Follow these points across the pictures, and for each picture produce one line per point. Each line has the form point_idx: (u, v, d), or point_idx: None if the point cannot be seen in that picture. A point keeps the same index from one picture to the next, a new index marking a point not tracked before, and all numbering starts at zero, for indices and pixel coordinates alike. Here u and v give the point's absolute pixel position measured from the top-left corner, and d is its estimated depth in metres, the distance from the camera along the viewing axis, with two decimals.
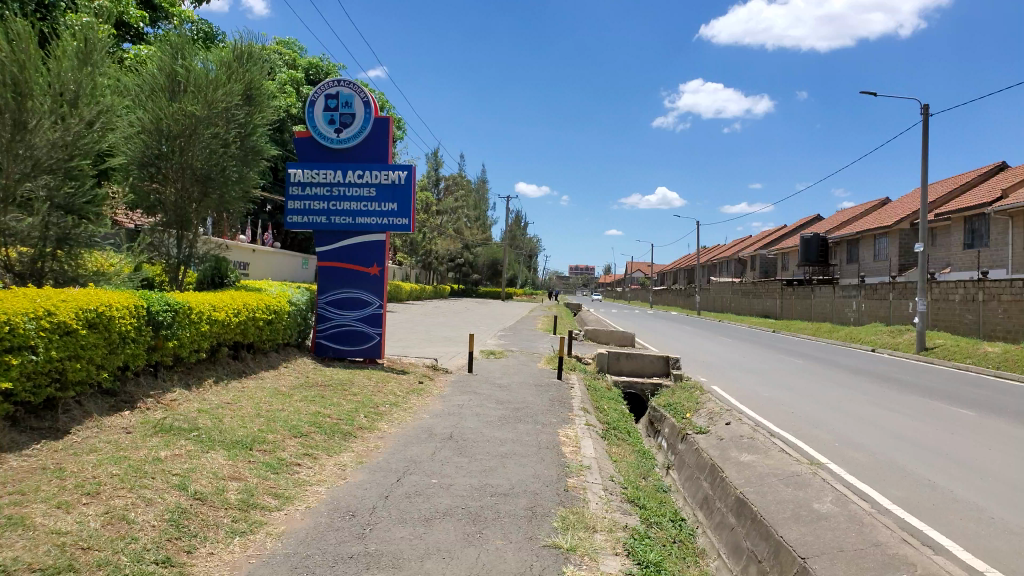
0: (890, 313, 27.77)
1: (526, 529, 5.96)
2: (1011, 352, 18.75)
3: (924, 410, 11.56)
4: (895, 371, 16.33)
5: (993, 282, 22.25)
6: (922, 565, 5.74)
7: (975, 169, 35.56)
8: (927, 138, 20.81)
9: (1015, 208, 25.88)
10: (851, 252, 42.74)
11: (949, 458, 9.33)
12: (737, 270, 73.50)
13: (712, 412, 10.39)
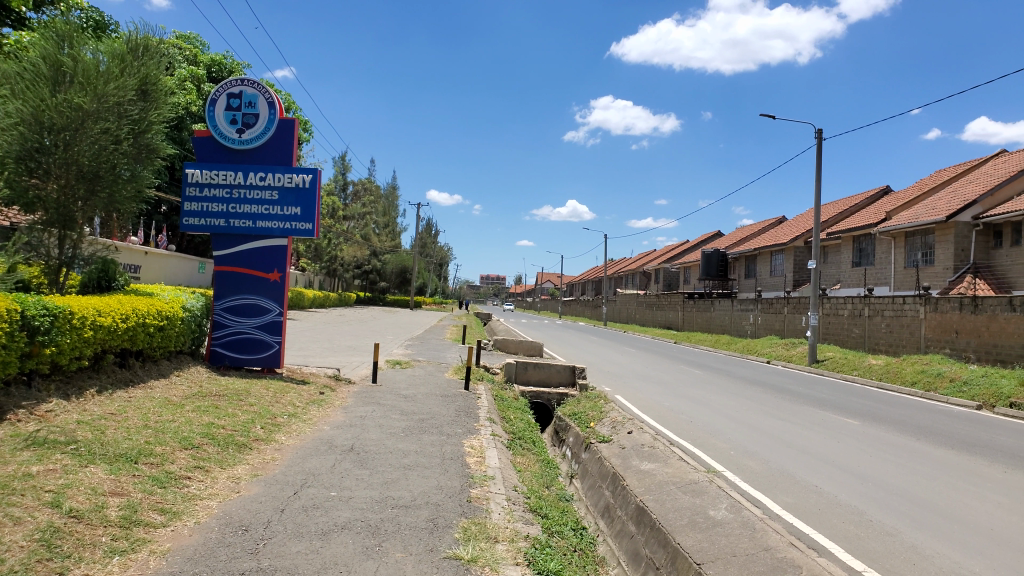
0: (784, 326, 29.09)
1: (427, 541, 5.88)
2: (893, 365, 19.94)
3: (812, 419, 12.13)
4: (787, 381, 17.11)
5: (877, 298, 23.63)
6: (808, 568, 6.00)
7: (863, 193, 37.80)
8: (820, 161, 21.96)
9: (899, 229, 27.63)
10: (749, 267, 44.58)
11: (834, 464, 9.81)
12: (642, 282, 75.45)
13: (615, 421, 10.58)
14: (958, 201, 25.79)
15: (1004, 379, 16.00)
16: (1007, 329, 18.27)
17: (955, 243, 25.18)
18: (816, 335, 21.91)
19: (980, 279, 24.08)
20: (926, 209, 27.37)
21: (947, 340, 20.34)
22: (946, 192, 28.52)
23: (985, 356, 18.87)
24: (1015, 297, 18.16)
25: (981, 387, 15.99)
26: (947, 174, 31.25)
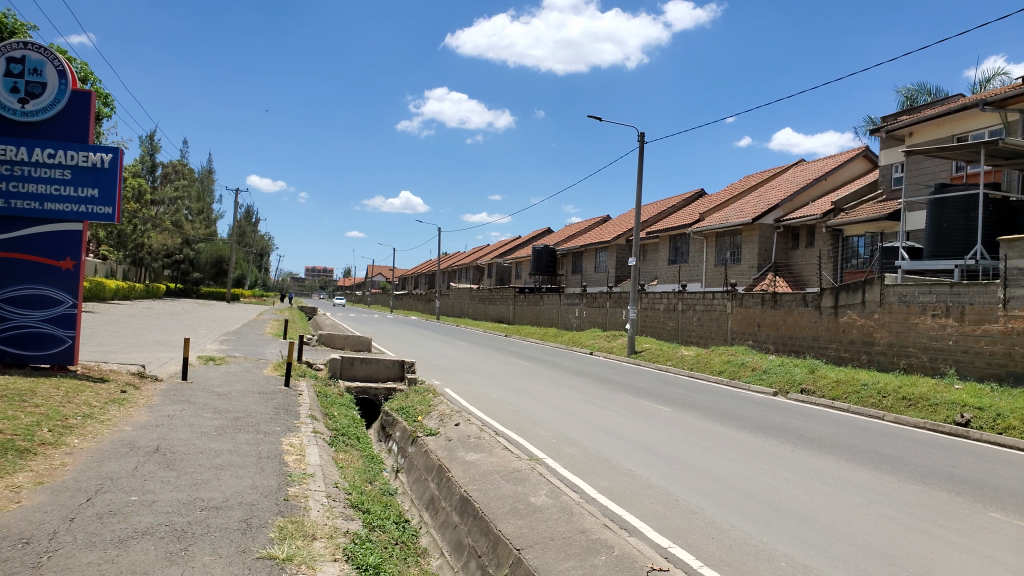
0: (607, 319, 30.58)
1: (238, 543, 5.63)
2: (702, 355, 21.55)
3: (629, 407, 12.86)
4: (607, 371, 18.01)
5: (690, 294, 25.40)
6: (618, 547, 6.36)
7: (679, 195, 40.49)
8: (640, 163, 23.20)
9: (713, 229, 29.84)
10: (576, 263, 46.42)
11: (646, 448, 10.45)
12: (473, 277, 76.57)
13: (443, 415, 10.67)
14: (761, 205, 28.31)
15: (797, 367, 17.79)
16: (800, 322, 20.29)
17: (759, 244, 27.63)
18: (634, 328, 23.19)
19: (780, 277, 26.59)
20: (734, 212, 29.81)
21: (750, 332, 22.29)
22: (752, 196, 31.22)
23: (782, 346, 20.90)
24: (807, 293, 20.20)
25: (778, 374, 17.69)
26: (753, 180, 34.22)
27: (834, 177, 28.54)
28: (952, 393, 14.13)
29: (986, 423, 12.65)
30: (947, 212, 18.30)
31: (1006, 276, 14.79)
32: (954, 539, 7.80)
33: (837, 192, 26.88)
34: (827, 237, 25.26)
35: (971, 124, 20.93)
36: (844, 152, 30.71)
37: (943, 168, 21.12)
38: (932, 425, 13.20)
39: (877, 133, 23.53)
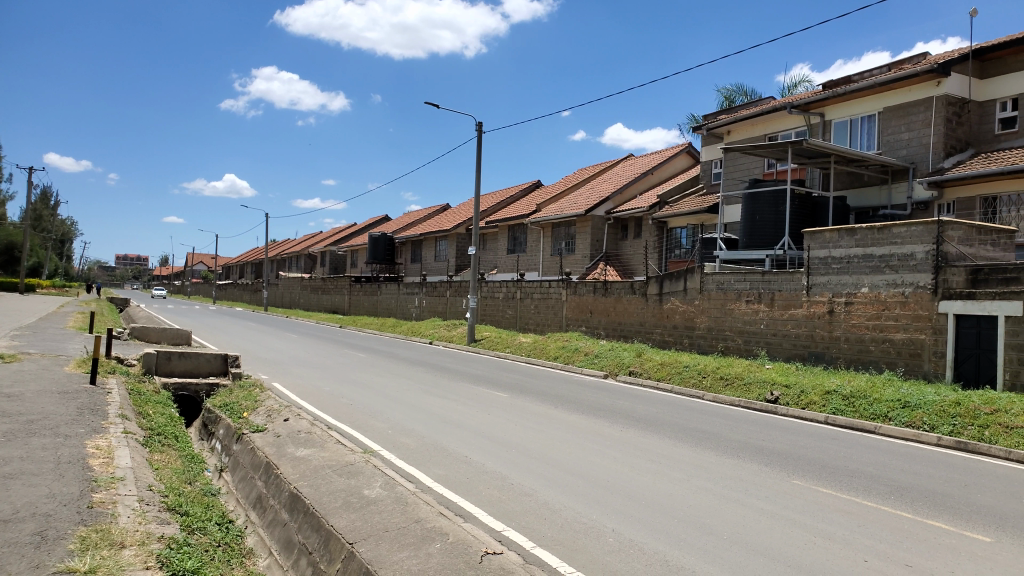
0: (446, 308, 30.71)
1: (30, 558, 5.08)
2: (537, 342, 22.13)
3: (466, 395, 12.93)
4: (445, 360, 18.06)
5: (526, 283, 26.02)
6: (453, 534, 6.39)
7: (517, 185, 41.35)
8: (478, 152, 23.37)
9: (549, 219, 30.73)
10: (414, 253, 46.23)
11: (483, 435, 10.56)
12: (308, 265, 74.28)
13: (270, 411, 10.23)
14: (594, 197, 29.46)
15: (625, 351, 18.71)
16: (629, 309, 21.33)
17: (591, 234, 28.74)
18: (473, 317, 23.42)
19: (611, 267, 27.90)
20: (569, 203, 30.85)
21: (583, 319, 23.16)
22: (586, 188, 32.44)
23: (612, 332, 21.90)
24: (634, 281, 21.25)
25: (609, 358, 18.51)
26: (587, 172, 35.55)
27: (660, 172, 30.24)
28: (762, 372, 15.45)
29: (792, 399, 13.93)
30: (759, 206, 19.87)
31: (809, 265, 16.32)
32: (762, 506, 8.51)
33: (663, 186, 28.53)
34: (653, 228, 26.74)
35: (781, 125, 22.91)
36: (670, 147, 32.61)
37: (756, 166, 22.99)
38: (746, 402, 14.34)
39: (699, 131, 25.13)
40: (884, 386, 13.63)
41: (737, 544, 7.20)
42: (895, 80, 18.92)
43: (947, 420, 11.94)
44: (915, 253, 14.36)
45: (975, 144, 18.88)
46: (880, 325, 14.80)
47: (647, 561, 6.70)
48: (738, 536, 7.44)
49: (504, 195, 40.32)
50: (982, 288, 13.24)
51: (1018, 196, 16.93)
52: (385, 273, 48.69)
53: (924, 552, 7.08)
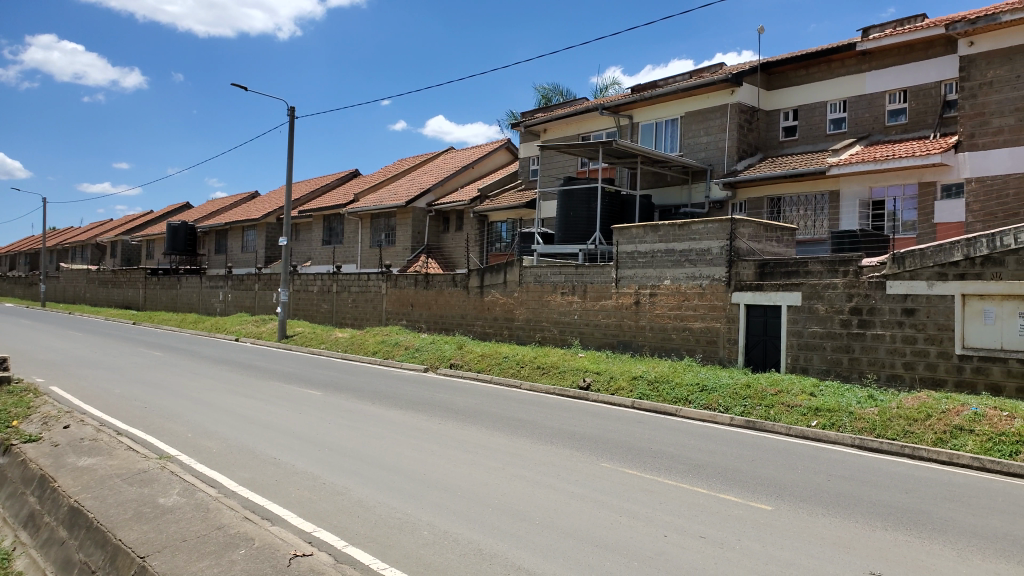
0: (255, 302, 29.36)
1: None
2: (354, 337, 21.72)
3: (277, 394, 12.39)
4: (253, 357, 17.21)
5: (344, 275, 25.42)
6: (259, 539, 6.10)
7: (332, 175, 40.32)
8: (291, 139, 22.50)
9: (367, 210, 30.25)
10: (220, 243, 43.79)
11: (294, 435, 10.16)
12: (97, 255, 67.89)
13: (46, 419, 9.22)
14: (414, 189, 29.31)
15: (445, 345, 18.83)
16: (448, 302, 21.49)
17: (412, 226, 28.64)
18: (285, 311, 22.56)
19: (431, 260, 28.06)
20: (387, 194, 30.57)
21: (403, 312, 23.04)
22: (406, 180, 32.17)
23: (432, 325, 21.99)
24: (453, 274, 21.43)
25: (428, 352, 18.53)
26: (406, 164, 35.32)
27: (480, 166, 30.66)
28: (576, 361, 16.12)
29: (602, 385, 14.66)
30: (573, 202, 20.70)
31: (618, 259, 17.22)
32: (573, 490, 8.88)
33: (482, 180, 28.98)
34: (473, 221, 27.14)
35: (593, 125, 23.98)
36: (488, 142, 33.16)
37: (571, 163, 23.95)
38: (560, 390, 14.91)
39: (517, 127, 25.71)
40: (684, 371, 14.74)
41: (548, 528, 7.45)
42: (695, 87, 20.40)
43: (738, 401, 13.09)
44: (711, 248, 15.56)
45: (762, 149, 20.86)
46: (681, 315, 15.95)
47: (461, 551, 6.74)
48: (549, 520, 7.69)
49: (319, 183, 39.15)
50: (768, 280, 14.68)
51: (798, 198, 19.10)
52: (185, 265, 45.68)
53: (716, 523, 7.70)
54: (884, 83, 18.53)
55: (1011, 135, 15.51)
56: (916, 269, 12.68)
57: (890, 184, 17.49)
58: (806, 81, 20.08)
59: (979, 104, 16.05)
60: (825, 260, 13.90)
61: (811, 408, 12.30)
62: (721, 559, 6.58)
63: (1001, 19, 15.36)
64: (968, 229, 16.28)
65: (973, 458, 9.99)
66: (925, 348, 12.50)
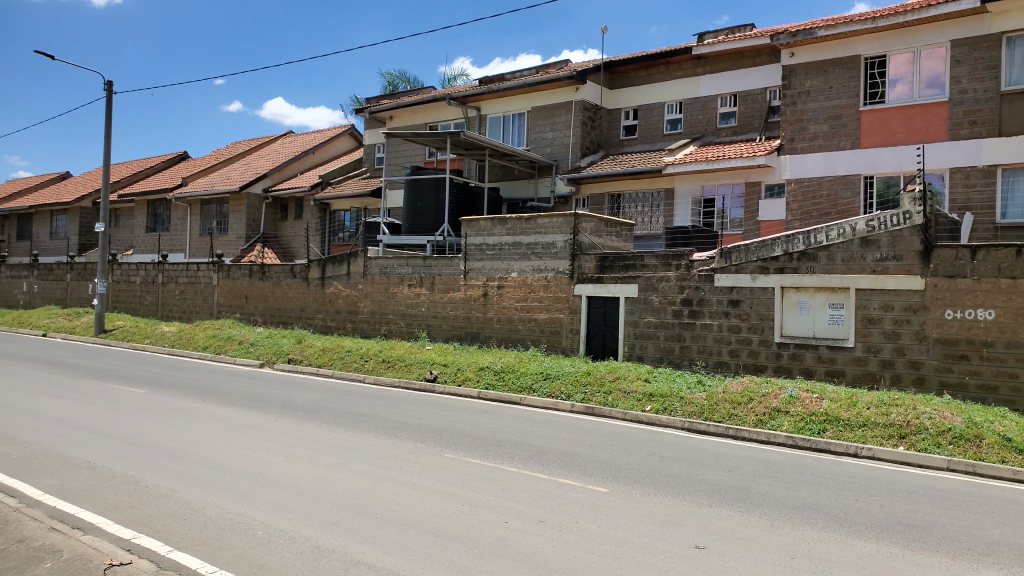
0: (66, 294, 27.07)
1: None
2: (183, 331, 20.50)
3: (92, 393, 11.46)
4: (65, 354, 15.81)
5: (171, 265, 23.93)
6: (67, 550, 5.99)
7: (157, 156, 37.78)
8: (109, 115, 20.89)
9: (197, 195, 28.70)
10: (24, 229, 39.89)
11: (112, 436, 9.44)
12: None
13: None
14: (250, 174, 28.05)
15: (283, 339, 18.19)
16: (287, 294, 20.79)
17: (247, 213, 27.50)
18: (101, 303, 20.95)
19: (267, 249, 27.17)
20: (219, 178, 29.14)
21: (237, 305, 22.05)
22: (242, 164, 30.62)
23: (270, 318, 21.21)
24: (292, 265, 20.76)
25: (264, 347, 17.81)
26: (242, 147, 33.71)
27: (322, 152, 29.84)
28: (422, 353, 16.06)
29: (448, 377, 14.71)
30: (420, 192, 20.67)
31: (466, 251, 17.29)
32: (417, 482, 8.82)
33: (325, 167, 28.20)
34: (315, 210, 26.42)
35: (441, 115, 23.91)
36: (332, 127, 32.26)
37: (418, 153, 23.81)
38: (406, 382, 14.80)
39: (362, 113, 25.19)
40: (529, 361, 15.07)
41: (389, 521, 7.36)
42: (542, 82, 20.86)
43: (579, 389, 13.55)
44: (556, 242, 15.97)
45: (605, 147, 21.67)
46: (526, 306, 16.29)
47: (298, 549, 6.53)
48: (391, 513, 7.60)
49: (144, 165, 36.53)
50: (608, 273, 15.27)
51: (637, 195, 20.06)
52: None
53: (555, 507, 7.93)
54: (715, 87, 19.75)
55: (825, 141, 17.02)
56: (741, 263, 13.64)
57: (720, 183, 18.66)
58: (645, 82, 21.01)
59: (798, 111, 17.47)
60: (660, 254, 14.64)
61: (646, 394, 12.95)
62: (559, 541, 6.78)
63: (816, 34, 16.74)
64: (787, 227, 17.72)
65: (787, 437, 10.90)
66: (748, 337, 13.51)
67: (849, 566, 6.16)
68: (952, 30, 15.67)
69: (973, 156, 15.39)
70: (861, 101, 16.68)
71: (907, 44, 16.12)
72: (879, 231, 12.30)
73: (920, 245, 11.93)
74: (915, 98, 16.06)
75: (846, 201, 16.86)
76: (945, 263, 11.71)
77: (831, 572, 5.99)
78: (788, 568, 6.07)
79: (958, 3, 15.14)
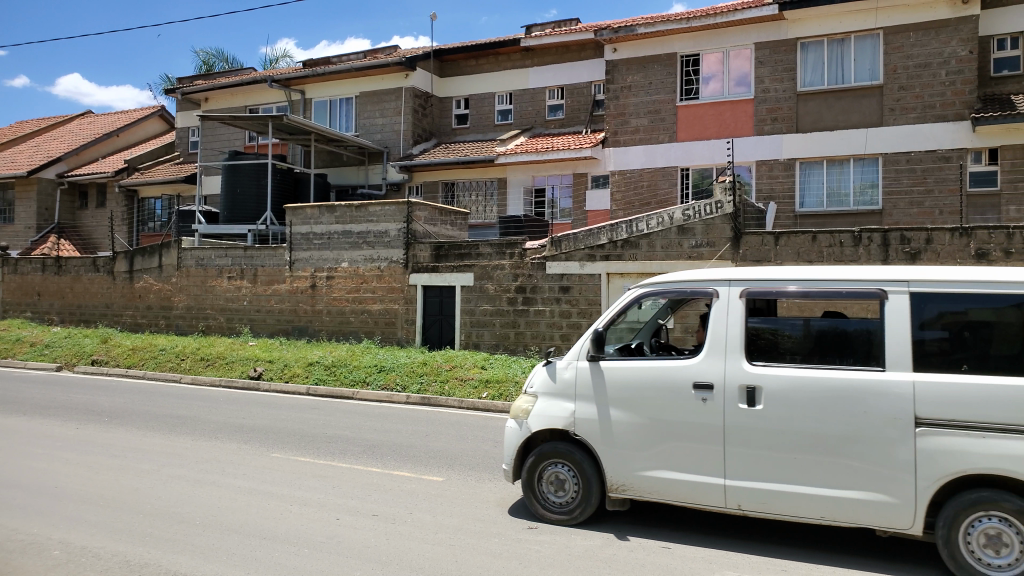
0: None
1: None
2: None
3: None
4: None
5: None
6: None
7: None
8: None
9: None
10: None
11: None
12: None
13: None
14: (41, 157, 25.38)
15: (86, 339, 16.68)
16: (90, 289, 19.08)
17: (37, 201, 24.90)
18: None
19: (65, 241, 24.78)
20: (3, 162, 26.12)
21: (29, 302, 19.96)
22: (31, 146, 27.57)
23: (69, 317, 19.38)
24: (95, 258, 19.07)
25: (63, 348, 16.25)
26: (31, 127, 30.39)
27: (129, 134, 27.56)
28: (245, 350, 15.33)
29: (275, 374, 14.10)
30: (241, 179, 19.61)
31: (290, 241, 16.67)
32: (242, 485, 8.28)
33: (130, 151, 26.07)
34: (120, 198, 24.40)
35: (261, 98, 22.80)
36: (139, 108, 29.80)
37: (238, 138, 22.61)
38: (227, 381, 14.03)
39: (173, 93, 23.49)
40: (362, 354, 14.77)
41: (210, 527, 6.76)
42: (370, 68, 20.43)
43: (415, 379, 13.45)
44: (388, 230, 15.71)
45: (437, 135, 21.60)
46: (358, 297, 15.95)
47: (103, 566, 5.86)
48: (211, 519, 6.99)
49: None
50: (442, 262, 15.23)
51: (470, 184, 20.18)
52: None
53: (390, 501, 7.67)
54: (544, 79, 20.22)
55: (645, 134, 17.92)
56: (570, 251, 14.08)
57: (550, 173, 19.21)
58: (476, 71, 21.11)
59: (621, 105, 18.27)
60: (494, 243, 14.83)
61: (482, 381, 13.09)
62: (393, 533, 6.49)
63: (637, 31, 17.55)
64: (612, 217, 18.53)
65: None
66: (577, 321, 14.02)
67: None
68: (756, 33, 16.98)
69: (776, 149, 16.79)
70: (676, 97, 17.70)
71: (717, 45, 17.30)
72: (695, 220, 13.10)
73: (730, 232, 12.84)
74: (724, 95, 17.29)
75: (664, 191, 17.87)
76: (752, 249, 12.69)
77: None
78: None
79: (760, 8, 16.43)
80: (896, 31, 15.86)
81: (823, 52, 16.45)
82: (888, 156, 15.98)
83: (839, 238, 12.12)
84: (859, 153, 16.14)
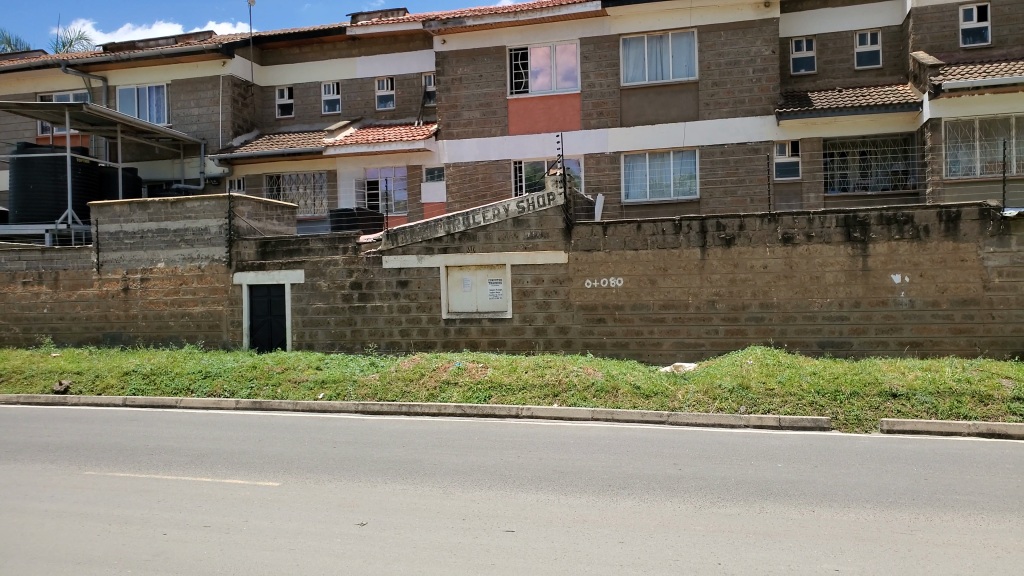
0: None
1: None
2: None
3: None
4: None
5: None
6: None
7: None
8: None
9: None
10: None
11: None
12: None
13: None
14: None
15: None
16: None
17: None
18: None
19: None
20: None
21: None
22: None
23: None
24: None
25: None
26: None
27: None
28: (47, 362, 14.02)
29: (84, 387, 12.93)
30: (33, 173, 17.85)
31: (98, 241, 15.37)
32: (46, 508, 7.34)
33: None
34: None
35: (53, 84, 20.80)
36: None
37: (27, 127, 20.50)
38: (26, 397, 12.69)
39: None
40: (185, 360, 13.90)
41: (11, 557, 5.98)
42: (183, 54, 19.15)
43: (244, 384, 12.78)
44: (209, 227, 14.84)
45: (259, 126, 20.66)
46: (177, 300, 14.97)
47: None
48: (13, 548, 6.18)
49: None
50: (270, 259, 14.61)
51: (298, 176, 19.54)
52: None
53: (221, 510, 7.07)
54: (373, 70, 19.87)
55: (477, 127, 18.08)
56: (407, 244, 13.93)
57: (382, 166, 18.92)
58: (302, 60, 20.37)
59: (452, 97, 18.29)
60: (325, 238, 14.38)
61: (318, 381, 12.70)
62: (228, 544, 6.03)
63: (465, 23, 17.66)
64: (448, 210, 18.60)
65: (457, 406, 11.43)
66: (417, 316, 13.92)
67: (514, 518, 6.48)
68: (580, 29, 17.60)
69: (602, 144, 17.52)
70: (506, 90, 17.99)
71: (544, 39, 17.75)
72: (529, 212, 13.37)
73: (562, 224, 13.26)
74: (552, 89, 17.82)
75: (499, 184, 18.15)
76: (583, 239, 13.19)
77: (500, 526, 6.24)
78: (460, 529, 6.18)
79: (583, 5, 17.03)
80: (707, 31, 17.01)
81: (643, 49, 17.37)
82: (704, 149, 17.10)
83: (661, 226, 12.86)
84: (678, 146, 17.16)
